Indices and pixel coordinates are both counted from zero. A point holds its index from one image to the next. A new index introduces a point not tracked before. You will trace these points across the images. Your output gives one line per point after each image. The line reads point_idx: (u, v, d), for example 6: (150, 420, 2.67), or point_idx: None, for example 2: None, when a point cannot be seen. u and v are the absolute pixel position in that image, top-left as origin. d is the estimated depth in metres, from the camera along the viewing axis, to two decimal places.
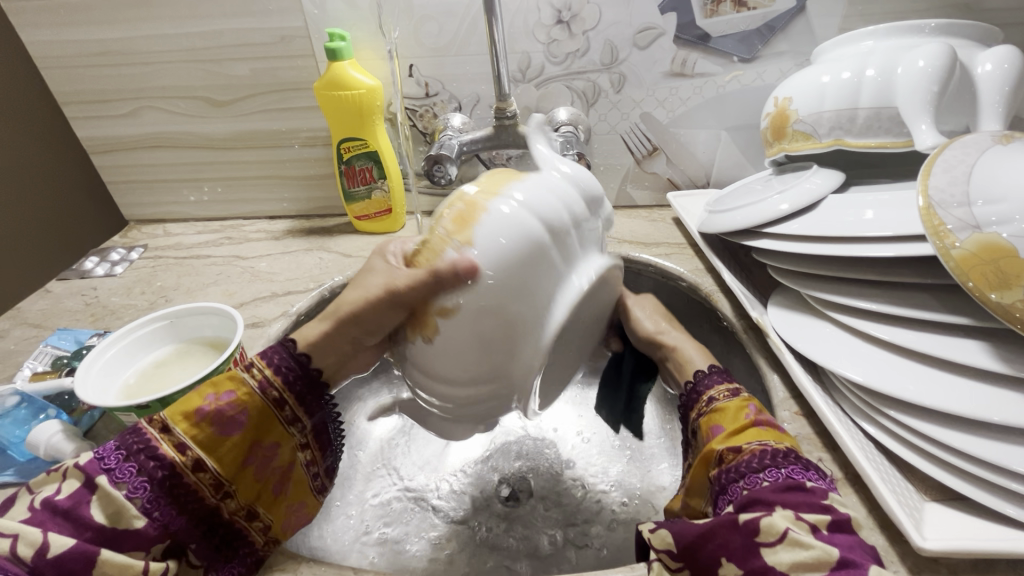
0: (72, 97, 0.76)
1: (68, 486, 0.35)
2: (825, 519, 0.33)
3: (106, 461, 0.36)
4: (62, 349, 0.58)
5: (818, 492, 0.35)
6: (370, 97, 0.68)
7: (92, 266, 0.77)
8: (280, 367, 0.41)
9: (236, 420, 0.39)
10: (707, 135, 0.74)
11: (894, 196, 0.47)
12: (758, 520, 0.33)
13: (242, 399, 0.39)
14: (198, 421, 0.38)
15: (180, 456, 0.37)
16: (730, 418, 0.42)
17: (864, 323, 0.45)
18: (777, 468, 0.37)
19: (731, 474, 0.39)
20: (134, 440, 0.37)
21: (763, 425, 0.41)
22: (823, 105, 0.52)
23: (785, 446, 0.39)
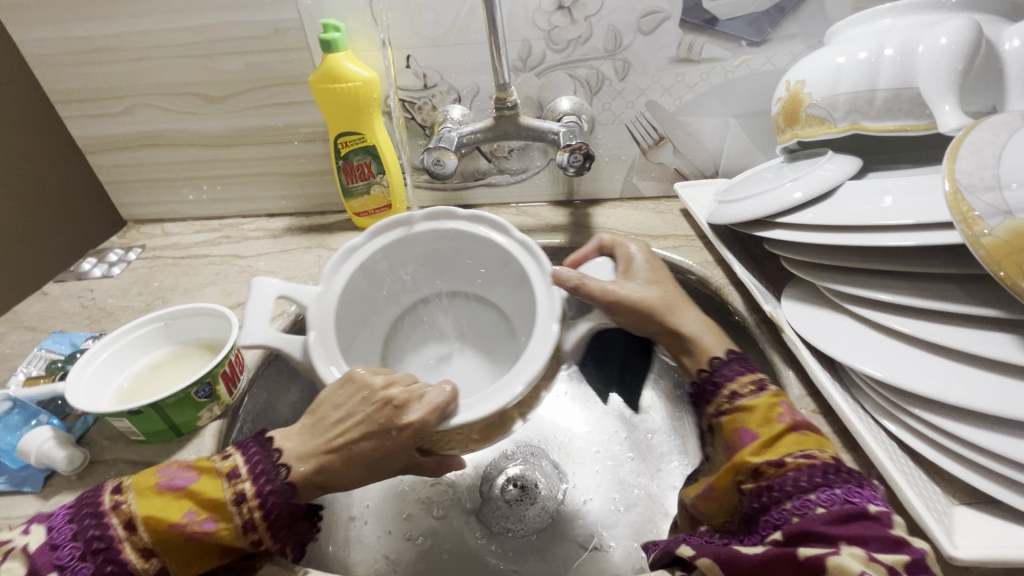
0: (65, 95, 0.74)
1: (9, 572, 0.34)
2: (902, 560, 0.31)
3: (60, 557, 0.35)
4: (56, 353, 0.57)
5: (885, 522, 0.33)
6: (367, 89, 0.66)
7: (89, 267, 0.76)
8: (259, 471, 0.39)
9: (206, 544, 0.36)
10: (715, 122, 0.72)
11: (916, 182, 0.45)
12: (824, 559, 0.31)
13: (221, 529, 0.37)
14: (168, 531, 0.36)
15: (142, 562, 0.35)
16: (759, 421, 0.40)
17: (885, 316, 0.43)
18: (831, 489, 0.35)
19: (772, 493, 0.36)
20: (94, 536, 0.36)
21: (801, 431, 0.39)
22: (838, 87, 0.49)
23: (830, 458, 0.37)
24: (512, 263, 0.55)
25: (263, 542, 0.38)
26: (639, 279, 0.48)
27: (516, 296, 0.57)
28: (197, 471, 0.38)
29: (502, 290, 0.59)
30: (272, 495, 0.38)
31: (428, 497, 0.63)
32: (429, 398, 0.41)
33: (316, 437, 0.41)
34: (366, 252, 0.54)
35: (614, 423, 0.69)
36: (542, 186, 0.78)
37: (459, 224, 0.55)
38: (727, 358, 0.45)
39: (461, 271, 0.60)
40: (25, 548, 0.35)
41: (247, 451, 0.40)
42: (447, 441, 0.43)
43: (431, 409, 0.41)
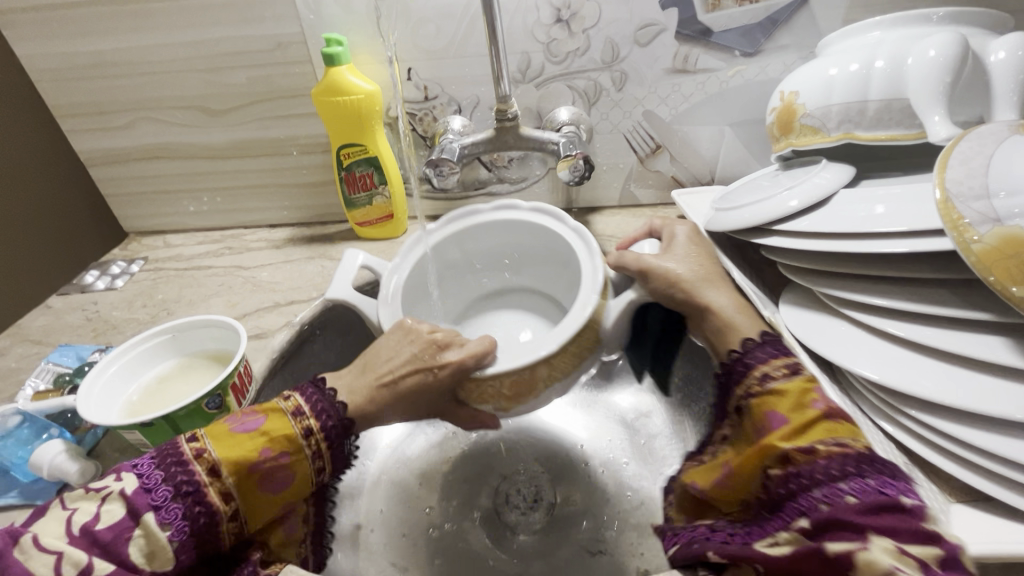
0: (67, 110, 0.75)
1: (107, 516, 0.34)
2: (933, 554, 0.30)
3: (154, 496, 0.35)
4: (63, 366, 0.57)
5: (918, 514, 0.32)
6: (369, 102, 0.67)
7: (92, 280, 0.76)
8: (320, 408, 0.43)
9: (282, 476, 0.40)
10: (711, 131, 0.73)
11: (906, 190, 0.46)
12: (853, 556, 0.31)
13: (296, 459, 0.41)
14: (251, 470, 0.39)
15: (225, 504, 0.37)
16: (790, 403, 0.40)
17: (880, 320, 0.44)
18: (862, 478, 0.34)
19: (802, 480, 0.36)
20: (184, 480, 0.36)
21: (834, 415, 0.38)
22: (831, 98, 0.51)
23: (864, 448, 0.36)
24: (564, 248, 0.57)
25: (324, 469, 0.43)
26: (679, 254, 0.53)
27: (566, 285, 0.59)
28: (266, 416, 0.41)
29: (554, 283, 0.61)
30: (329, 424, 0.42)
31: (435, 503, 0.64)
32: (470, 349, 0.45)
33: (367, 374, 0.45)
34: (434, 240, 0.58)
35: (616, 428, 0.70)
36: (542, 194, 0.80)
37: (522, 215, 0.59)
38: (756, 342, 0.45)
39: (520, 265, 0.63)
40: (124, 492, 0.35)
41: (307, 393, 0.44)
42: (475, 392, 0.45)
43: (476, 354, 0.44)
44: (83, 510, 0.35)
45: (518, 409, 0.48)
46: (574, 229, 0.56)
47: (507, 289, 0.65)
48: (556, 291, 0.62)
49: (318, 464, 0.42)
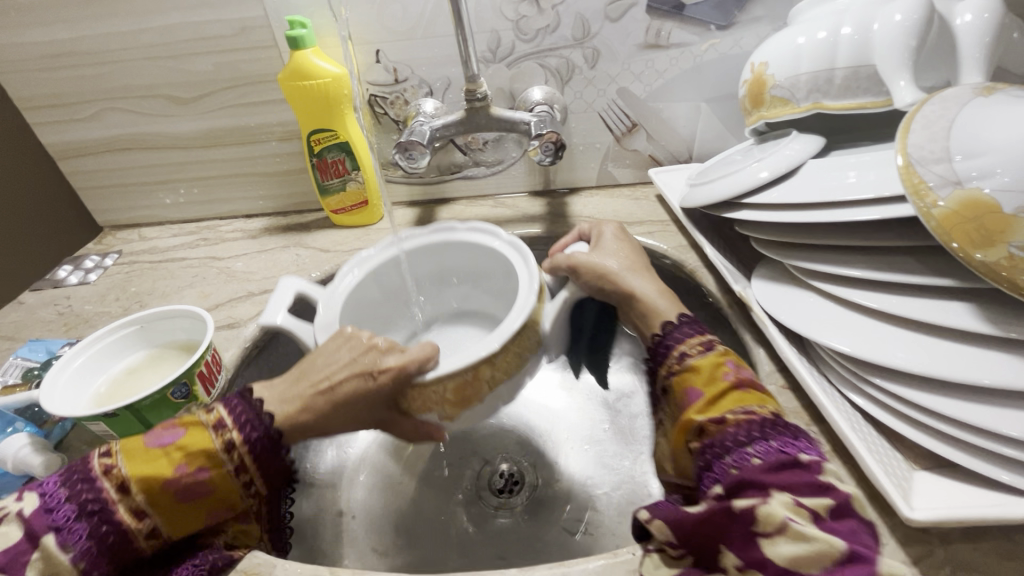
0: (32, 101, 0.74)
1: (5, 537, 0.34)
2: (826, 504, 0.32)
3: (56, 516, 0.35)
4: (32, 361, 0.57)
5: (814, 469, 0.33)
6: (336, 85, 0.66)
7: (65, 275, 0.75)
8: (242, 420, 0.40)
9: (202, 493, 0.38)
10: (687, 108, 0.72)
11: (876, 158, 0.46)
12: (756, 509, 0.31)
13: (213, 478, 0.38)
14: (161, 489, 0.37)
15: (137, 522, 0.36)
16: (705, 379, 0.40)
17: (849, 291, 0.44)
18: (766, 441, 0.35)
19: (715, 450, 0.36)
20: (88, 498, 0.36)
21: (745, 385, 0.39)
22: (800, 68, 0.50)
23: (769, 413, 0.37)
24: (502, 263, 0.56)
25: (254, 483, 0.40)
26: (607, 249, 0.51)
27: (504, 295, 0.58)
28: (189, 434, 0.38)
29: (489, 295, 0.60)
30: (251, 434, 0.39)
31: (415, 489, 0.63)
32: (406, 357, 0.42)
33: (302, 382, 0.43)
34: (372, 262, 0.55)
35: (598, 409, 0.70)
36: (518, 177, 0.78)
37: (458, 236, 0.57)
38: (672, 323, 0.45)
39: (452, 280, 0.61)
40: (23, 513, 0.35)
41: (230, 404, 0.41)
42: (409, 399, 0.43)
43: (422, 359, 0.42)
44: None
45: (463, 417, 0.45)
46: (509, 242, 0.55)
47: (447, 302, 0.63)
48: (493, 300, 0.61)
49: (244, 480, 0.40)
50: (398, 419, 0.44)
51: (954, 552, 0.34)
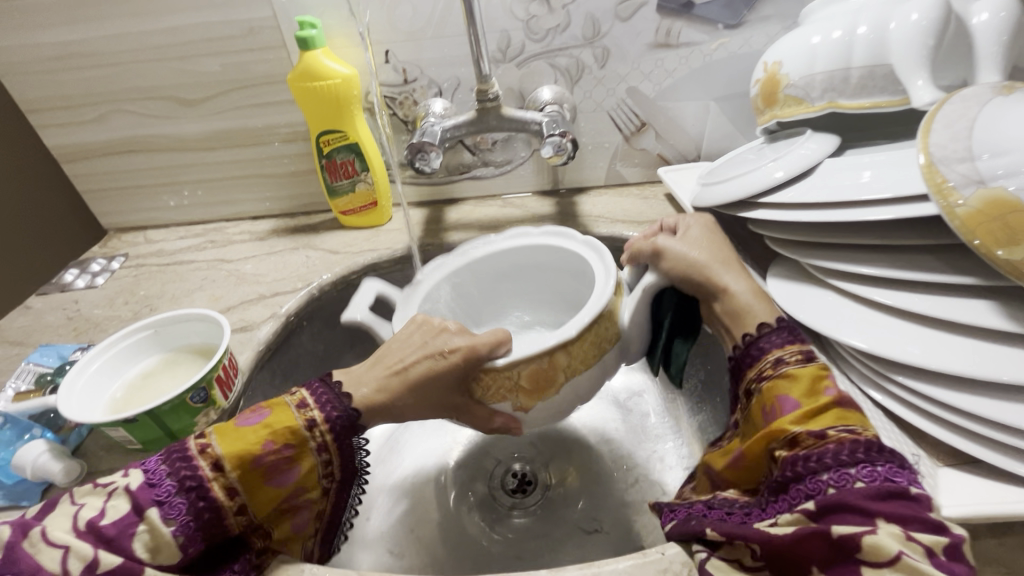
0: (37, 104, 0.73)
1: (114, 510, 0.35)
2: (940, 542, 0.31)
3: (158, 492, 0.36)
4: (45, 366, 0.56)
5: (925, 503, 0.32)
6: (346, 86, 0.65)
7: (72, 278, 0.74)
8: (325, 401, 0.41)
9: (289, 472, 0.39)
10: (696, 106, 0.73)
11: (892, 157, 0.46)
12: (862, 538, 0.31)
13: (299, 454, 0.40)
14: (254, 467, 0.38)
15: (228, 500, 0.37)
16: (804, 390, 0.39)
17: (867, 288, 0.44)
18: (873, 464, 0.34)
19: (810, 463, 0.35)
20: (187, 475, 0.36)
21: (845, 403, 0.38)
22: (814, 67, 0.50)
23: (874, 436, 0.36)
24: (578, 264, 0.55)
25: (331, 465, 0.42)
26: (691, 239, 0.50)
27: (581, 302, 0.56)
28: (272, 415, 0.39)
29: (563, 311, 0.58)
30: (333, 414, 0.41)
31: (430, 491, 0.63)
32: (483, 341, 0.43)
33: (378, 368, 0.44)
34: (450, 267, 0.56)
35: (609, 408, 0.70)
36: (527, 177, 0.78)
37: (534, 240, 0.57)
38: (768, 329, 0.44)
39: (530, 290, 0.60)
40: (130, 488, 0.36)
41: (313, 387, 0.43)
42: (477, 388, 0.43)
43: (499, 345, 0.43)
44: (92, 505, 0.35)
45: (535, 410, 0.45)
46: (585, 243, 0.55)
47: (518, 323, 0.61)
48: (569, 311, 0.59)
49: (325, 465, 0.42)
50: (474, 410, 0.44)
51: (982, 548, 0.34)
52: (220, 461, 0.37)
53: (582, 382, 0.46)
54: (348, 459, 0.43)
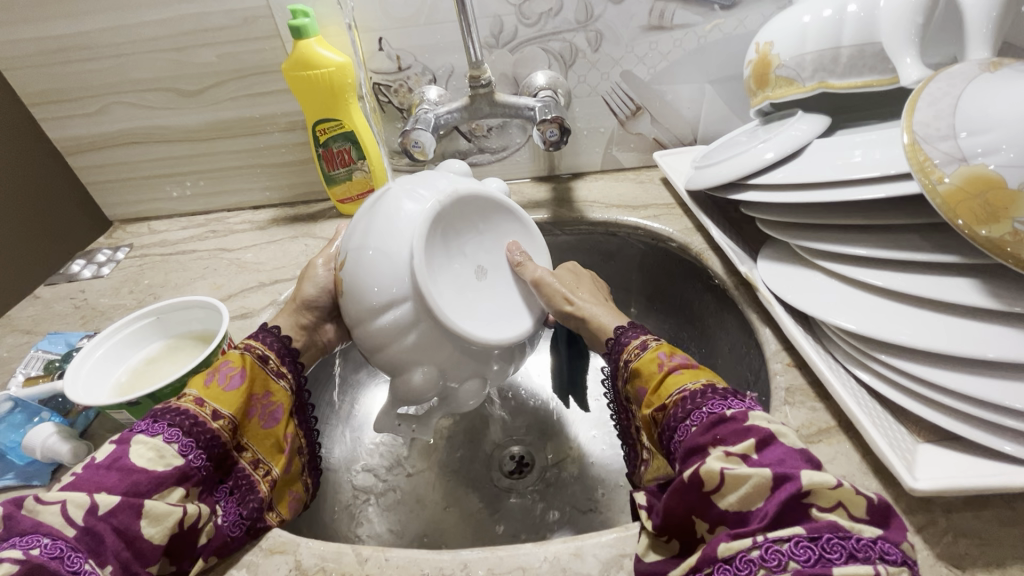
0: (39, 97, 0.74)
1: (103, 451, 0.37)
2: (751, 444, 0.33)
3: (139, 427, 0.39)
4: (52, 353, 0.58)
5: (738, 417, 0.35)
6: (340, 74, 0.66)
7: (79, 269, 0.76)
8: (266, 336, 0.49)
9: (238, 376, 0.44)
10: (691, 89, 0.72)
11: (882, 135, 0.46)
12: (696, 472, 0.32)
13: (238, 361, 0.45)
14: (209, 381, 0.44)
15: (201, 408, 0.42)
16: (647, 375, 0.43)
17: (855, 269, 0.44)
18: (698, 409, 0.37)
19: (667, 434, 0.38)
20: (163, 409, 0.41)
21: (679, 369, 0.41)
22: (805, 46, 0.50)
23: (701, 385, 0.39)
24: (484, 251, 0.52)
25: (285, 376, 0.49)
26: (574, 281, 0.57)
27: (534, 242, 0.52)
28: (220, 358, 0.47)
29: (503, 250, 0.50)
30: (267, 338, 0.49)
31: (428, 473, 0.64)
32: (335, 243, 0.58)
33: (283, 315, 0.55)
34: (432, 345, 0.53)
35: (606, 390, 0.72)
36: (523, 163, 0.79)
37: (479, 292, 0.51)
38: (625, 326, 0.49)
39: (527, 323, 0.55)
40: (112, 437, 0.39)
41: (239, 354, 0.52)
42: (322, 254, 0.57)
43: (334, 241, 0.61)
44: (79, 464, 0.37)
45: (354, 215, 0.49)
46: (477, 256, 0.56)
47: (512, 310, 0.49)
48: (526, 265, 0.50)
49: (272, 368, 0.48)
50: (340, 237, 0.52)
51: (957, 520, 0.35)
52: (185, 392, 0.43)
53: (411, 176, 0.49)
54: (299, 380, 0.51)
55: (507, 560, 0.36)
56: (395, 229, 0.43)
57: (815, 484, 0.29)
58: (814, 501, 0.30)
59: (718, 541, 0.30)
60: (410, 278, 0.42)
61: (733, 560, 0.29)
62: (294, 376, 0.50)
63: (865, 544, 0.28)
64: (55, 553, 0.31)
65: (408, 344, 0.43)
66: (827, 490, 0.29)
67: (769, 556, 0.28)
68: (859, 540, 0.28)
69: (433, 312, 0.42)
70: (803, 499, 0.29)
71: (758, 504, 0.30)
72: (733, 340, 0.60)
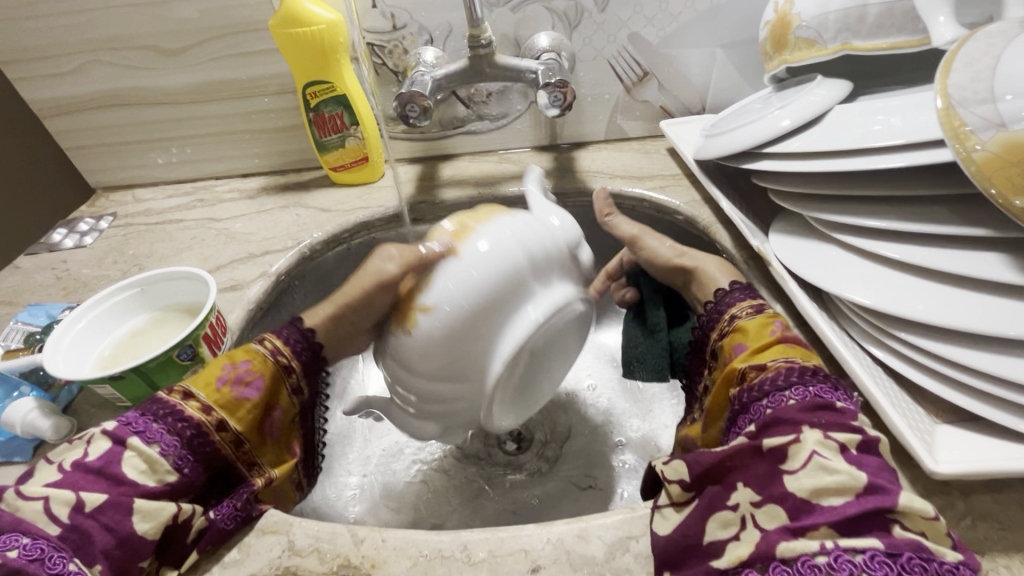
0: (10, 55, 0.69)
1: (96, 449, 0.36)
2: (855, 439, 0.32)
3: (135, 425, 0.37)
4: (33, 325, 0.55)
5: (848, 413, 0.34)
6: (332, 33, 0.62)
7: (60, 238, 0.73)
8: (293, 342, 0.45)
9: (253, 385, 0.42)
10: (701, 54, 0.69)
11: (907, 101, 0.43)
12: (785, 445, 0.32)
13: (259, 366, 0.43)
14: (220, 386, 0.41)
15: (205, 417, 0.40)
16: (753, 336, 0.42)
17: (873, 242, 0.42)
18: (803, 385, 0.36)
19: (754, 394, 0.38)
20: (159, 406, 0.39)
21: (788, 341, 0.41)
22: (829, 5, 0.47)
23: (812, 364, 0.38)
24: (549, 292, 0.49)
25: (301, 388, 0.46)
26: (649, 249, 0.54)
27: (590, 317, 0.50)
28: (233, 353, 0.43)
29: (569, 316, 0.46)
30: (283, 332, 0.45)
31: (424, 448, 0.63)
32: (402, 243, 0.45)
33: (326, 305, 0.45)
34: None
35: (606, 366, 0.71)
36: (524, 131, 0.75)
37: None
38: (729, 288, 0.48)
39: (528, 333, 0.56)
40: (107, 428, 0.37)
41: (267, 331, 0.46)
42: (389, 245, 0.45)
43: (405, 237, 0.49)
44: (71, 454, 0.36)
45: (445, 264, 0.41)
46: None
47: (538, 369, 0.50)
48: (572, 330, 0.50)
49: (292, 381, 0.45)
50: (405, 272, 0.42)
51: (976, 503, 0.34)
52: (190, 391, 0.41)
53: (520, 224, 0.41)
54: (314, 385, 0.48)
55: (510, 541, 0.35)
56: (490, 328, 0.39)
57: (910, 507, 0.29)
58: (901, 520, 0.29)
59: (776, 538, 0.29)
60: (477, 376, 0.40)
61: (793, 561, 0.28)
62: (309, 386, 0.47)
63: (947, 569, 0.27)
64: (33, 555, 0.30)
65: (439, 416, 0.43)
66: (921, 517, 0.29)
67: (838, 564, 0.27)
68: (943, 564, 0.27)
69: (484, 411, 0.42)
70: (889, 514, 0.29)
71: (833, 501, 0.30)
72: None
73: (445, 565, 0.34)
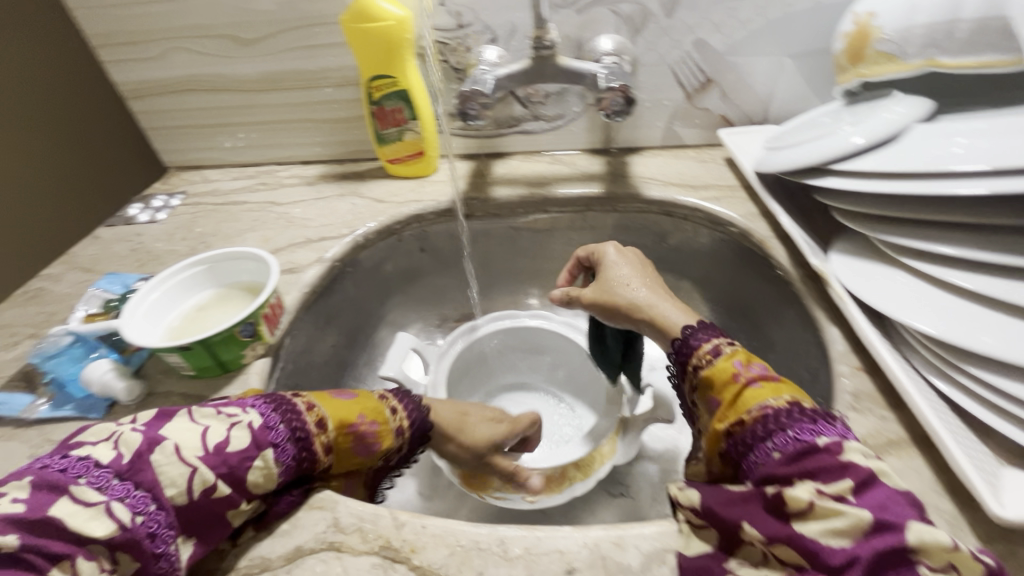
0: (103, 39, 0.74)
1: (237, 441, 0.36)
2: (848, 486, 0.31)
3: (274, 434, 0.38)
4: (110, 293, 0.59)
5: (835, 451, 0.32)
6: (400, 29, 0.64)
7: (136, 213, 0.78)
8: (413, 419, 0.44)
9: (370, 447, 0.42)
10: (769, 63, 0.67)
11: (995, 124, 0.41)
12: (782, 494, 0.31)
13: (382, 433, 0.42)
14: (350, 432, 0.41)
15: (324, 455, 0.40)
16: (720, 387, 0.38)
17: (945, 271, 0.40)
18: (785, 431, 0.33)
19: (739, 447, 0.35)
20: (299, 426, 0.39)
21: (758, 381, 0.37)
22: (915, 19, 0.45)
23: (785, 404, 0.35)
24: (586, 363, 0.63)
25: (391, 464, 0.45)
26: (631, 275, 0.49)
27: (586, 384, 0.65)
28: (365, 404, 0.43)
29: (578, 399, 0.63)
30: (413, 414, 0.44)
31: None
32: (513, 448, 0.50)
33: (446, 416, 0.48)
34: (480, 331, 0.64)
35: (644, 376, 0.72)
36: (579, 133, 0.75)
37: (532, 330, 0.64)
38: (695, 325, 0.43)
39: (551, 365, 0.68)
40: (251, 424, 0.37)
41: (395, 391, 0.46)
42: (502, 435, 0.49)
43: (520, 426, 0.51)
44: (216, 429, 0.36)
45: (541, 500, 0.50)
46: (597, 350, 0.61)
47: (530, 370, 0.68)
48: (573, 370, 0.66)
49: (392, 458, 0.44)
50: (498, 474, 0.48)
51: None
52: (325, 420, 0.40)
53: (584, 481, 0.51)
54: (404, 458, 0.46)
55: (545, 541, 0.35)
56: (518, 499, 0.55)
57: (924, 542, 0.28)
58: (925, 559, 0.28)
59: None
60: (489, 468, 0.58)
61: None
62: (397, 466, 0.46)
63: None
64: (152, 527, 0.32)
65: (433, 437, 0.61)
66: (940, 550, 0.28)
67: None
68: None
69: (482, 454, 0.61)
70: (908, 552, 0.28)
71: (841, 542, 0.29)
72: (794, 338, 0.56)
73: (481, 557, 0.35)
